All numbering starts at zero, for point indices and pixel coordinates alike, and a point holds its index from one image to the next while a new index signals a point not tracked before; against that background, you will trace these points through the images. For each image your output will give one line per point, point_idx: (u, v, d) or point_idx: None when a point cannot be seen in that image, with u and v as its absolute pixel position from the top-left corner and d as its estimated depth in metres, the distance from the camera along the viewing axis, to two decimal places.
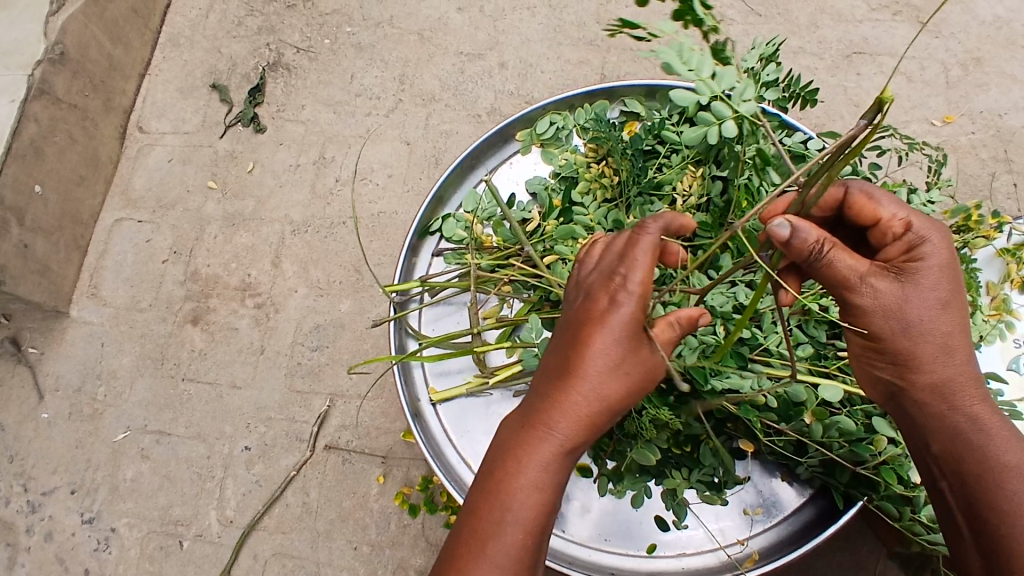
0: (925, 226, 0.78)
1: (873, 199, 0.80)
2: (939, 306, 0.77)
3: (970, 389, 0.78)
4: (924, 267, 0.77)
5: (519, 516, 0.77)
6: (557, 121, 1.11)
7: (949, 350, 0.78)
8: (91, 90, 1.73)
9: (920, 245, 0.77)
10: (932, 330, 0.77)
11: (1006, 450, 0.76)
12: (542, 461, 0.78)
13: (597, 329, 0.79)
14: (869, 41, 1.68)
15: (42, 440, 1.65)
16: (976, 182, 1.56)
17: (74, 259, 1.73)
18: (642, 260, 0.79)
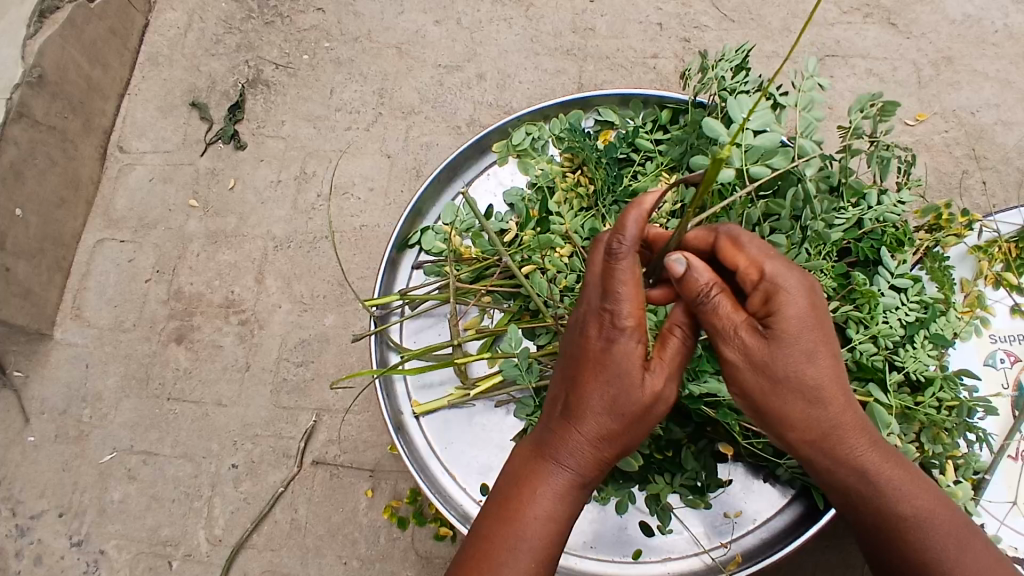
0: (778, 270, 0.74)
1: (738, 242, 0.78)
2: (805, 364, 0.74)
3: (854, 439, 0.77)
4: (783, 320, 0.73)
5: (532, 548, 0.79)
6: (532, 132, 1.13)
7: (819, 403, 0.76)
8: (70, 112, 1.73)
9: (775, 294, 0.74)
10: (806, 392, 0.75)
11: (898, 492, 0.78)
12: (553, 491, 0.80)
13: (598, 370, 0.76)
14: (841, 44, 1.70)
15: (28, 464, 1.64)
16: (950, 180, 1.58)
17: (57, 281, 1.73)
18: (636, 291, 0.73)
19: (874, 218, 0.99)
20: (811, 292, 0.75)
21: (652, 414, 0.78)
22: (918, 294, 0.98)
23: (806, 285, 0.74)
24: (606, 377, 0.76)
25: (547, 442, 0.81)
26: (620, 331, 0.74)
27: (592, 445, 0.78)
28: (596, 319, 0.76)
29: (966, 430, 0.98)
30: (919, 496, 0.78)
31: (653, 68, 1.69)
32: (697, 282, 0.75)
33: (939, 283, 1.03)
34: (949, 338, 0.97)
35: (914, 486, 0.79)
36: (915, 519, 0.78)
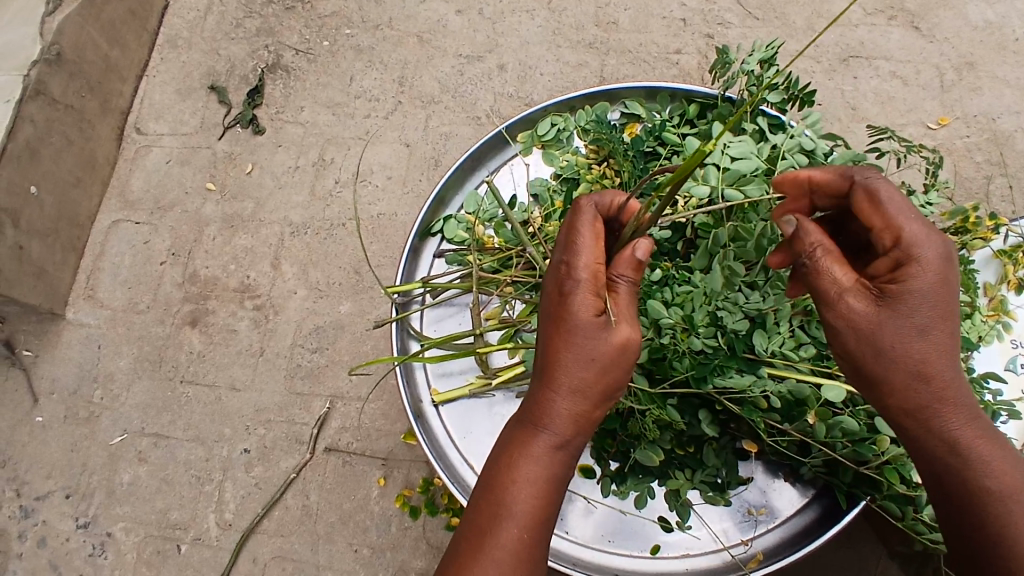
0: (918, 241, 0.72)
1: (877, 200, 0.74)
2: (919, 331, 0.72)
3: (958, 410, 0.73)
4: (906, 288, 0.72)
5: (518, 512, 0.77)
6: (558, 123, 1.12)
7: (926, 372, 0.72)
8: (88, 91, 1.73)
9: (908, 261, 0.72)
10: (913, 355, 0.72)
11: (992, 471, 0.73)
12: (536, 456, 0.79)
13: (563, 326, 0.77)
14: (865, 45, 1.69)
15: (36, 444, 1.63)
16: (972, 185, 1.57)
17: (70, 261, 1.72)
18: (587, 245, 0.77)
19: None
20: (944, 265, 0.72)
21: (616, 365, 0.78)
22: None
23: (941, 257, 0.72)
24: (569, 332, 0.77)
25: (525, 411, 0.81)
26: (576, 283, 0.77)
27: (564, 404, 0.78)
28: (555, 282, 0.79)
29: (988, 434, 0.96)
30: (1016, 480, 0.73)
31: (675, 64, 1.68)
32: (806, 241, 0.77)
33: (964, 287, 1.00)
34: (975, 341, 0.96)
35: (1009, 469, 0.73)
36: (1002, 497, 0.72)
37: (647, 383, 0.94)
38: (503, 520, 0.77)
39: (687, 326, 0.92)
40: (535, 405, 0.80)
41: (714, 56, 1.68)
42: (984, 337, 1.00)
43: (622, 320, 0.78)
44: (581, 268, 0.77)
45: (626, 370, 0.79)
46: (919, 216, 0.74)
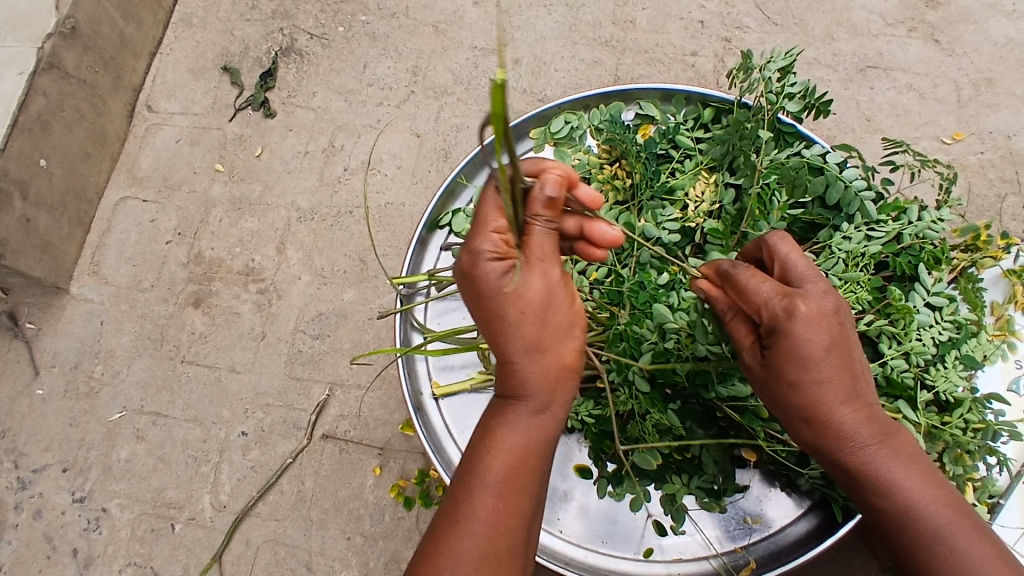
0: (779, 313, 0.74)
1: (742, 286, 0.78)
2: (796, 391, 0.76)
3: (855, 449, 0.77)
4: (778, 357, 0.75)
5: (493, 482, 0.77)
6: (572, 121, 1.10)
7: (819, 420, 0.76)
8: (101, 66, 1.72)
9: (778, 334, 0.74)
10: (797, 411, 0.77)
11: (905, 496, 0.76)
12: (512, 425, 0.79)
13: (488, 297, 0.77)
14: (883, 56, 1.68)
15: (35, 416, 1.64)
16: (984, 203, 1.56)
17: (77, 236, 1.72)
18: (483, 219, 0.77)
19: (913, 234, 0.96)
20: (817, 326, 0.73)
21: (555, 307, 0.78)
22: (951, 313, 0.95)
23: (809, 323, 0.73)
24: (494, 303, 0.77)
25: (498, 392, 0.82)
26: (483, 254, 0.77)
27: (523, 363, 0.78)
28: (466, 264, 0.78)
29: (987, 454, 0.93)
30: (928, 497, 0.76)
31: (691, 66, 1.67)
32: (719, 303, 0.84)
33: (971, 305, 0.99)
34: (980, 360, 0.95)
35: (917, 485, 0.76)
36: (908, 519, 0.76)
37: (648, 385, 0.95)
38: (476, 492, 0.76)
39: (692, 331, 0.91)
40: (501, 377, 0.81)
41: (730, 60, 1.67)
42: (989, 357, 0.97)
43: (540, 262, 0.77)
44: (485, 240, 0.76)
45: (560, 309, 0.78)
46: (779, 288, 0.75)
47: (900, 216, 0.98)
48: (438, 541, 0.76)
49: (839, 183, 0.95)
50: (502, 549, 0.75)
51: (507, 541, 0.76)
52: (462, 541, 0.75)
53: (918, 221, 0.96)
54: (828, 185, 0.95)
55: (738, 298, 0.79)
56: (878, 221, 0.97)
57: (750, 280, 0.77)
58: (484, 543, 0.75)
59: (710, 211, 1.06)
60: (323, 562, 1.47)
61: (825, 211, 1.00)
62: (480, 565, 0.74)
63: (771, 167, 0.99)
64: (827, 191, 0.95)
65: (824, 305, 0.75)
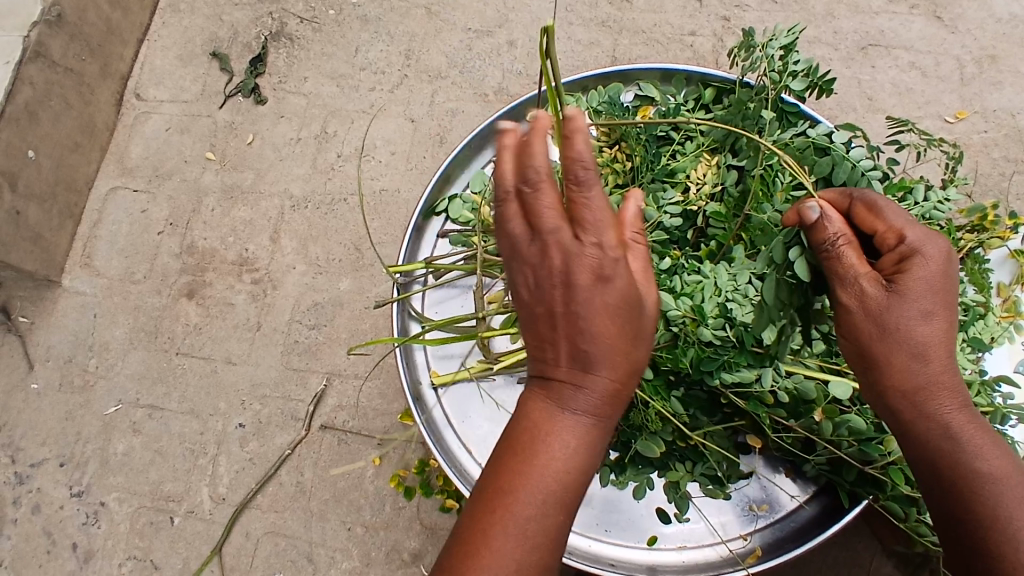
0: (922, 238, 0.75)
1: (876, 209, 0.78)
2: (920, 317, 0.74)
3: (948, 394, 0.76)
4: (912, 281, 0.74)
5: (537, 487, 0.66)
6: (569, 103, 1.08)
7: (927, 354, 0.75)
8: (88, 54, 1.69)
9: (914, 258, 0.75)
10: (920, 341, 0.75)
11: (985, 452, 0.74)
12: (562, 431, 0.67)
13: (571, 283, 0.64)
14: (885, 34, 1.65)
15: (30, 411, 1.62)
16: (988, 182, 1.53)
17: (68, 228, 1.69)
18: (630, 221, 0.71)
19: (919, 215, 0.94)
20: (946, 262, 0.76)
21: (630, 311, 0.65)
22: (959, 296, 0.93)
23: (943, 253, 0.75)
24: (581, 291, 0.64)
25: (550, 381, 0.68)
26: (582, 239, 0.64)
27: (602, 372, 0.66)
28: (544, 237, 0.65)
29: (995, 438, 0.92)
30: (1001, 460, 0.74)
31: (690, 46, 1.64)
32: (828, 230, 0.77)
33: (978, 286, 0.97)
34: (988, 343, 0.92)
35: (997, 450, 0.75)
36: (992, 480, 0.73)
37: (651, 373, 0.93)
38: (521, 497, 0.66)
39: (697, 316, 0.89)
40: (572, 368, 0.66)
41: (730, 39, 1.63)
42: (996, 340, 0.95)
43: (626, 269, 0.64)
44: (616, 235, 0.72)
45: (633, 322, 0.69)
46: (916, 219, 0.77)
47: (906, 197, 0.97)
48: (468, 541, 0.66)
49: (845, 163, 0.91)
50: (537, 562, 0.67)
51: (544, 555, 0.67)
52: (500, 546, 0.65)
53: (924, 201, 0.94)
54: (835, 165, 0.92)
55: (867, 225, 0.79)
56: None
57: (889, 204, 0.78)
58: (523, 556, 0.65)
59: (713, 193, 1.04)
60: (323, 554, 1.46)
61: None
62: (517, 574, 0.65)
63: (774, 147, 0.96)
64: (833, 171, 0.92)
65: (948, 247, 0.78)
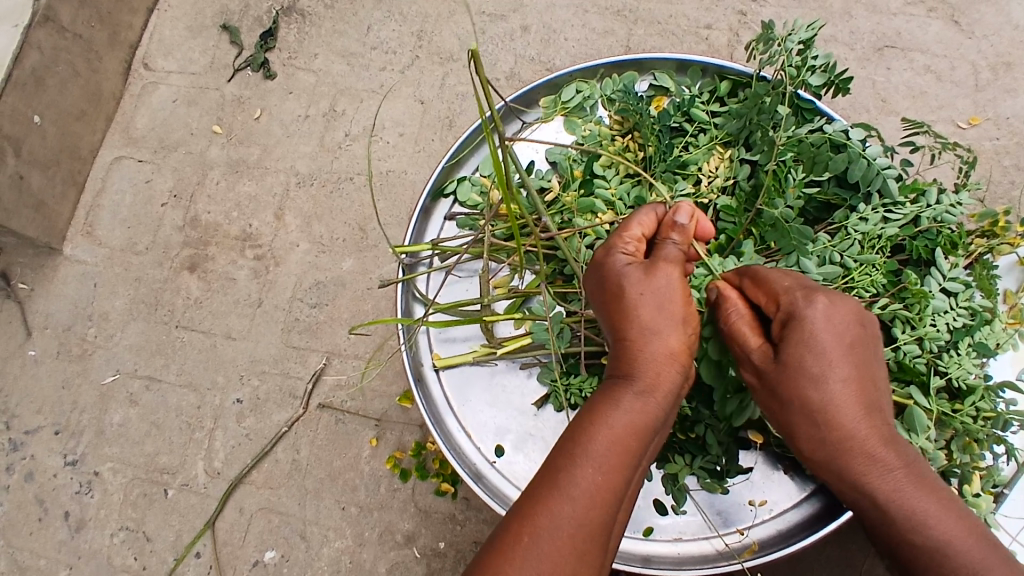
0: (797, 301, 0.79)
1: (760, 280, 0.83)
2: (809, 384, 0.78)
3: (870, 461, 0.77)
4: (790, 348, 0.78)
5: (594, 454, 0.75)
6: (583, 89, 1.08)
7: (829, 421, 0.78)
8: (97, 21, 1.67)
9: (792, 321, 0.79)
10: (810, 412, 0.78)
11: (919, 519, 0.76)
12: (621, 404, 0.78)
13: (613, 281, 0.83)
14: (902, 36, 1.63)
15: (27, 378, 1.62)
16: (999, 189, 1.53)
17: (71, 195, 1.68)
18: (665, 252, 0.84)
19: (931, 217, 0.93)
20: (830, 321, 0.77)
21: (674, 296, 0.82)
22: (967, 300, 0.92)
23: (822, 313, 0.77)
24: (660, 291, 0.81)
25: (624, 372, 0.81)
26: (619, 249, 0.85)
27: (653, 343, 0.80)
28: (621, 259, 0.84)
29: (995, 443, 0.91)
30: (946, 523, 0.75)
31: (705, 39, 1.62)
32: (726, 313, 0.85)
33: (986, 291, 0.94)
34: (993, 348, 0.92)
35: (940, 513, 0.75)
36: (930, 547, 0.75)
37: None
38: (577, 460, 0.75)
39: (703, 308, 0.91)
40: (629, 361, 0.81)
41: (746, 34, 1.62)
42: (1002, 345, 0.94)
43: (663, 263, 0.83)
44: (623, 242, 0.85)
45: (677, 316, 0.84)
46: (798, 282, 0.80)
47: (918, 199, 0.96)
48: (527, 506, 0.73)
49: (861, 160, 0.91)
50: (598, 522, 0.73)
51: (603, 515, 0.73)
52: (562, 504, 0.72)
53: (936, 204, 0.94)
54: (850, 162, 0.91)
55: (756, 294, 0.84)
56: (895, 203, 0.94)
57: (771, 272, 0.82)
58: (580, 514, 0.72)
59: (724, 187, 1.03)
60: (316, 532, 1.46)
61: (842, 190, 0.97)
62: (578, 529, 0.71)
63: (790, 143, 0.95)
64: (848, 168, 0.92)
65: (842, 301, 0.79)
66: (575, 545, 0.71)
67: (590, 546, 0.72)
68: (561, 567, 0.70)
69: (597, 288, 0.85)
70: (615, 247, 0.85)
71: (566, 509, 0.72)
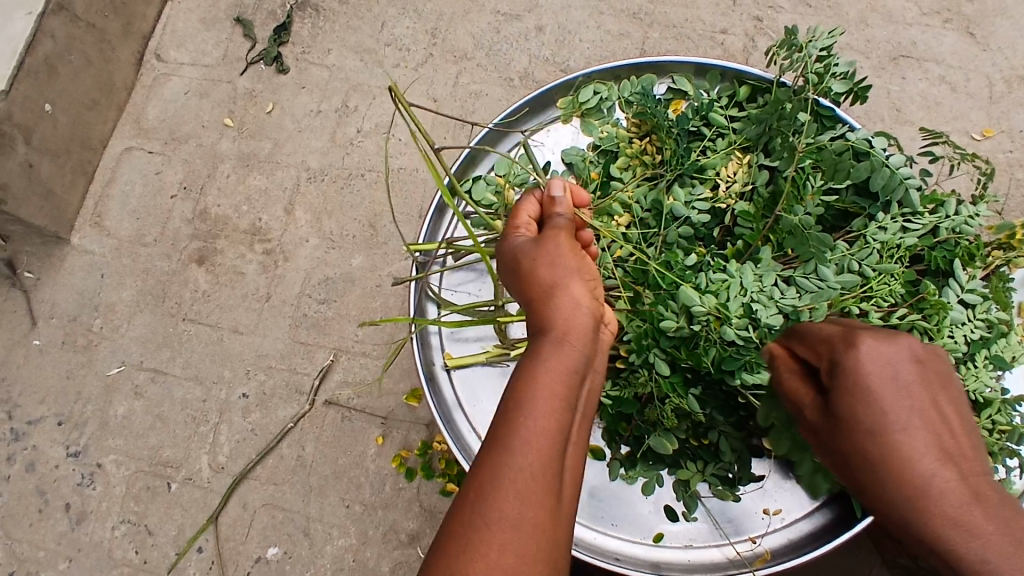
0: (841, 347, 0.67)
1: (813, 326, 0.72)
2: (867, 438, 0.62)
3: (951, 528, 0.57)
4: (833, 390, 0.66)
5: (530, 410, 0.67)
6: (601, 91, 1.07)
7: (904, 482, 0.60)
8: (110, 11, 1.66)
9: (836, 367, 0.66)
10: (850, 465, 0.65)
11: None
12: (544, 358, 0.71)
13: (510, 259, 0.83)
14: (917, 45, 1.63)
15: (31, 367, 1.61)
16: (1012, 202, 1.52)
17: (80, 185, 1.67)
18: (554, 224, 0.85)
19: (949, 228, 0.92)
20: (884, 361, 0.64)
21: (564, 254, 0.81)
22: (984, 312, 0.91)
23: (871, 349, 0.64)
24: (552, 255, 0.81)
25: (535, 336, 0.76)
26: (516, 232, 0.86)
27: (558, 297, 0.76)
28: (514, 239, 0.85)
29: (1008, 456, 0.91)
30: None
31: (720, 44, 1.62)
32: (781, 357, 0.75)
33: (1002, 304, 0.94)
34: (1009, 361, 0.91)
35: None
36: None
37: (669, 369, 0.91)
38: (516, 425, 0.66)
39: (721, 315, 0.87)
40: (539, 323, 0.76)
41: (761, 40, 1.61)
42: (1018, 358, 0.94)
43: (552, 232, 0.84)
44: (517, 225, 0.87)
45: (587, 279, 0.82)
46: (852, 326, 0.68)
47: (937, 210, 0.95)
48: (476, 480, 0.64)
49: (884, 169, 0.90)
50: (544, 477, 0.64)
51: (550, 472, 0.64)
52: (507, 469, 0.63)
53: (954, 215, 0.93)
54: (873, 170, 0.90)
55: (807, 339, 0.73)
56: (914, 213, 0.93)
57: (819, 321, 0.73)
58: (526, 472, 0.63)
59: (742, 192, 1.03)
60: (320, 529, 1.46)
61: (860, 199, 0.97)
62: (525, 490, 0.62)
63: (811, 149, 0.95)
64: (871, 176, 0.91)
65: (904, 344, 0.65)
66: (522, 509, 0.61)
67: (541, 507, 0.62)
68: (509, 539, 0.60)
69: (507, 275, 0.85)
70: (511, 232, 0.86)
71: (511, 471, 0.63)
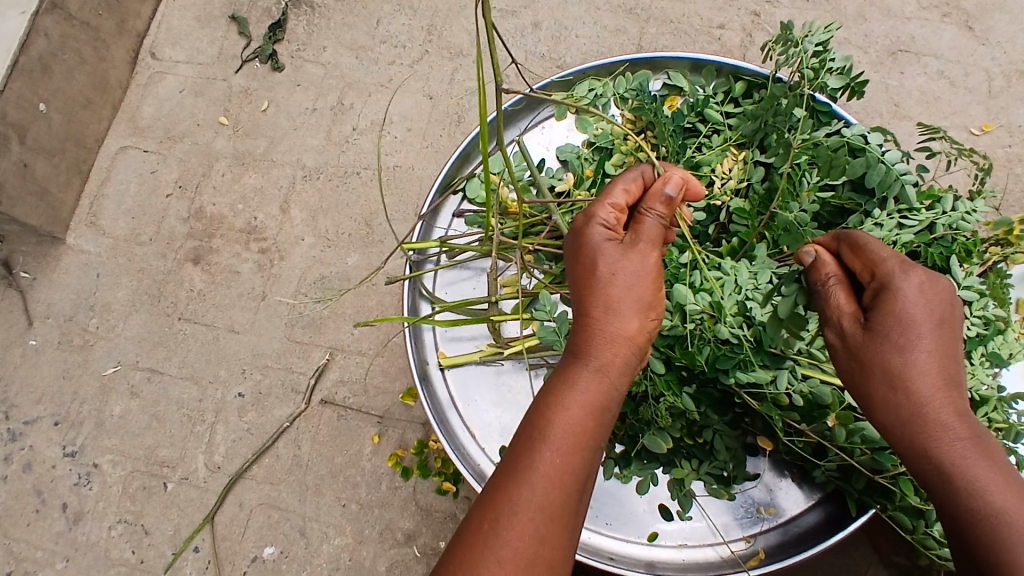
0: (893, 270, 0.74)
1: (859, 246, 0.77)
2: (894, 351, 0.73)
3: (947, 434, 0.71)
4: (880, 312, 0.74)
5: (555, 438, 0.74)
6: (596, 87, 1.05)
7: (916, 391, 0.72)
8: (105, 9, 1.65)
9: (885, 289, 0.74)
10: (877, 374, 0.75)
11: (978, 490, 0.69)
12: (578, 384, 0.77)
13: (588, 256, 0.82)
14: (916, 40, 1.62)
15: (28, 367, 1.60)
16: (1011, 198, 1.51)
17: (75, 184, 1.67)
18: (643, 232, 0.81)
19: (946, 224, 0.91)
20: (925, 294, 0.73)
21: (645, 277, 0.80)
22: (981, 309, 0.90)
23: (919, 287, 0.73)
24: (626, 274, 0.80)
25: (573, 352, 0.81)
26: (598, 218, 0.82)
27: (612, 325, 0.79)
28: (599, 229, 0.82)
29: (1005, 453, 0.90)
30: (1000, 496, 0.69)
31: (717, 39, 1.61)
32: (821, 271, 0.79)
33: (999, 300, 0.93)
34: (1006, 358, 0.91)
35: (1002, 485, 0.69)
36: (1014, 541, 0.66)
37: (663, 366, 0.91)
38: (540, 445, 0.73)
39: (714, 312, 0.87)
40: (584, 339, 0.80)
41: (759, 35, 1.60)
42: (1015, 355, 0.93)
43: (641, 245, 0.81)
44: (603, 209, 0.82)
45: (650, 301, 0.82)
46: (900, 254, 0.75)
47: (933, 206, 0.94)
48: (498, 489, 0.72)
49: (879, 165, 0.89)
50: (558, 502, 0.71)
51: (565, 497, 0.72)
52: (526, 487, 0.71)
53: (951, 211, 0.92)
54: (868, 166, 0.89)
55: (849, 259, 0.78)
56: (911, 209, 0.92)
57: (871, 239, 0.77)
58: (542, 497, 0.71)
59: (737, 189, 1.02)
60: (316, 528, 1.45)
61: (857, 194, 0.96)
62: (541, 512, 0.70)
63: (806, 145, 0.94)
64: (866, 172, 0.90)
65: (938, 283, 0.75)
66: (537, 528, 0.70)
67: (550, 528, 0.70)
68: (522, 550, 0.69)
69: (574, 256, 0.84)
70: (597, 213, 0.82)
71: (528, 497, 0.71)
